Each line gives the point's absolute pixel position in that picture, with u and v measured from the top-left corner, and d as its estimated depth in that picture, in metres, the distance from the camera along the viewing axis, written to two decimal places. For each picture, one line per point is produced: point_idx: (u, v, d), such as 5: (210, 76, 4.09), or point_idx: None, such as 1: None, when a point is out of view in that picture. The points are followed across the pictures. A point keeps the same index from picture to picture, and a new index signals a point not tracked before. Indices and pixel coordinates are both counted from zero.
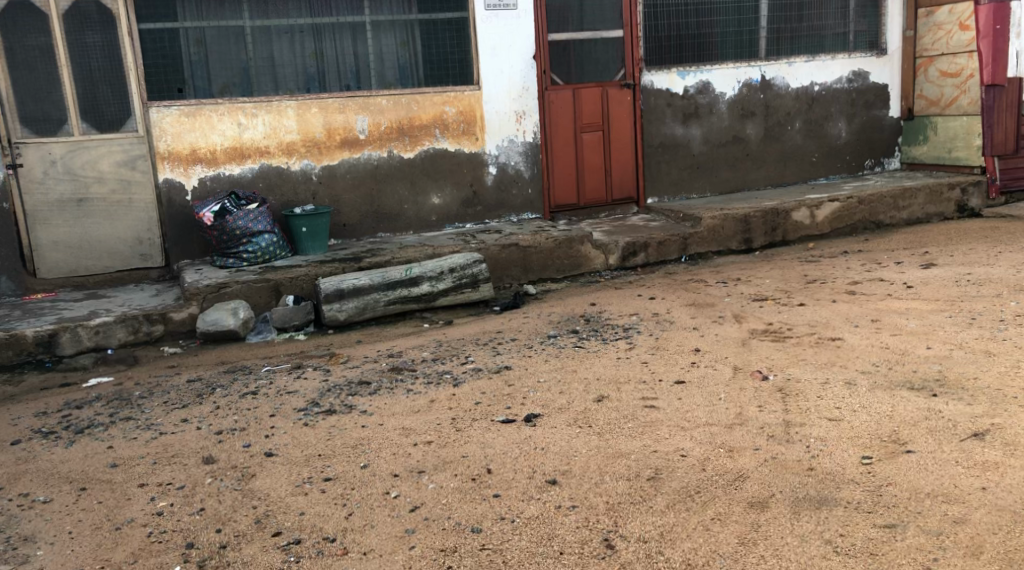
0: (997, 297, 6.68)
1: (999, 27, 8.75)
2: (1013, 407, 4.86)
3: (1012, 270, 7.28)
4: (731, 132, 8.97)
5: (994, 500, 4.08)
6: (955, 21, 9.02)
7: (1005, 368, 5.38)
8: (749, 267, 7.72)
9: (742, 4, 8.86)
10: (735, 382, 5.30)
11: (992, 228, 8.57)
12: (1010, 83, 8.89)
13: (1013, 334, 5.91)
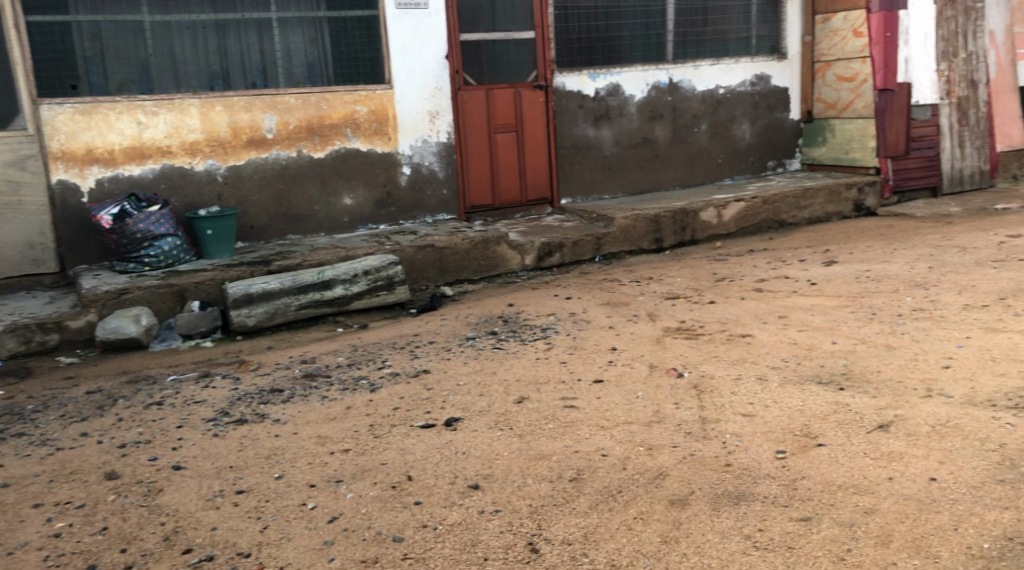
0: (895, 293, 6.86)
1: (888, 35, 9.06)
2: (914, 399, 4.98)
3: (908, 267, 7.50)
4: (642, 134, 9.04)
5: (902, 489, 4.16)
6: (849, 28, 9.25)
7: (905, 361, 5.53)
8: (662, 266, 7.78)
9: (649, 8, 8.96)
10: (651, 380, 5.32)
11: (889, 226, 8.82)
12: (901, 88, 9.21)
13: (911, 328, 6.08)
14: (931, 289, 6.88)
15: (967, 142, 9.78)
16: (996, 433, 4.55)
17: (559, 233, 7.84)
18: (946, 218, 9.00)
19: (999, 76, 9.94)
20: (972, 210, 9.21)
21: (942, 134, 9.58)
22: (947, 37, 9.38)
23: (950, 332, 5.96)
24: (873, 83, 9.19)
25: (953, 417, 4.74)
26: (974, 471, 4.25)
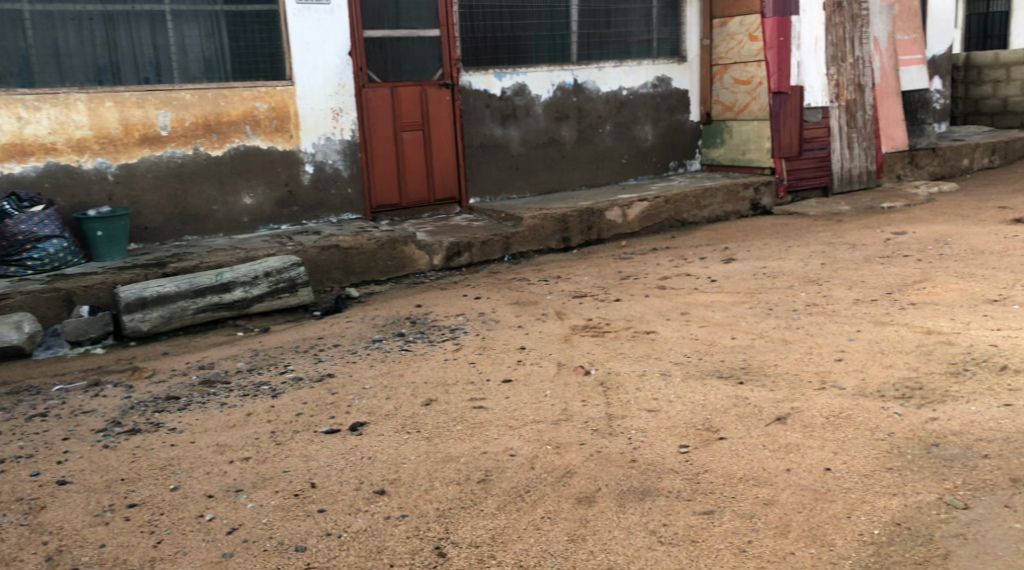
0: (791, 288, 7.04)
1: (782, 39, 9.22)
2: (810, 391, 5.12)
3: (802, 263, 7.70)
4: (548, 134, 9.07)
5: (798, 480, 4.26)
6: (745, 32, 9.45)
7: (801, 354, 5.67)
8: (568, 265, 7.82)
9: (553, 9, 9.00)
10: (559, 379, 5.34)
11: (784, 225, 9.05)
12: (793, 91, 9.44)
13: (806, 323, 6.24)
14: (824, 284, 7.08)
15: (855, 143, 10.08)
16: (886, 423, 4.70)
17: (467, 233, 7.82)
18: (838, 216, 9.28)
19: (882, 81, 10.23)
20: (862, 208, 9.52)
21: (832, 136, 9.87)
22: (836, 42, 9.66)
23: (842, 326, 6.13)
24: (767, 86, 9.36)
25: (846, 409, 4.88)
26: (866, 461, 4.39)
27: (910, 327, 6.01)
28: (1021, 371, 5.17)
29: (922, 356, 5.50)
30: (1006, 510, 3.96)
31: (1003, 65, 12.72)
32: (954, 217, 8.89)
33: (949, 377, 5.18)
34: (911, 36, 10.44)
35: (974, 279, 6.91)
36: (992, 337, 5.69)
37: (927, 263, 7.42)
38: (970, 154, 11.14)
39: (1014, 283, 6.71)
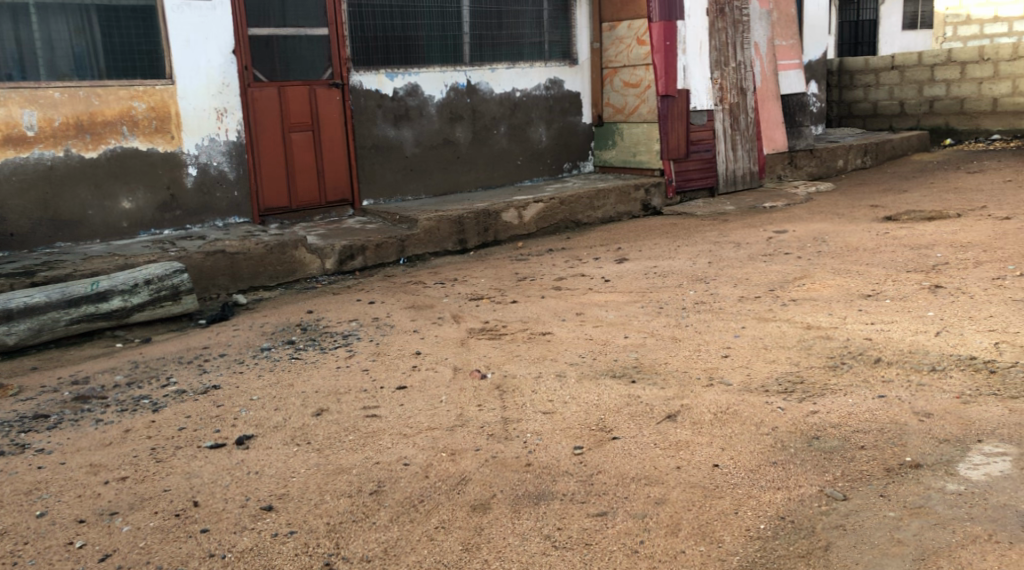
0: (680, 287, 7.15)
1: (668, 44, 9.38)
2: (699, 388, 5.20)
3: (690, 262, 7.82)
4: (441, 135, 9.00)
5: (688, 477, 4.31)
6: (633, 36, 9.60)
7: (690, 352, 5.75)
8: (464, 267, 7.77)
9: (445, 9, 8.94)
10: (455, 383, 5.28)
11: (673, 224, 9.19)
12: (680, 95, 9.56)
13: (694, 320, 6.34)
14: (711, 282, 7.21)
15: (738, 144, 10.32)
16: (770, 417, 4.80)
17: (360, 237, 7.69)
18: (724, 216, 9.47)
19: (763, 84, 10.54)
20: (746, 207, 9.74)
21: (717, 137, 10.07)
22: (719, 47, 9.85)
23: (727, 323, 6.26)
24: (655, 89, 9.49)
25: (733, 404, 4.97)
26: (752, 455, 4.47)
27: (790, 322, 6.18)
28: (894, 364, 5.36)
29: (803, 351, 5.65)
30: (882, 499, 4.08)
31: (873, 71, 13.16)
32: (832, 216, 9.17)
33: (828, 371, 5.34)
34: (787, 42, 11.04)
35: (850, 275, 7.14)
36: (867, 331, 5.89)
37: (807, 260, 7.64)
38: (844, 155, 11.46)
39: (887, 278, 6.96)
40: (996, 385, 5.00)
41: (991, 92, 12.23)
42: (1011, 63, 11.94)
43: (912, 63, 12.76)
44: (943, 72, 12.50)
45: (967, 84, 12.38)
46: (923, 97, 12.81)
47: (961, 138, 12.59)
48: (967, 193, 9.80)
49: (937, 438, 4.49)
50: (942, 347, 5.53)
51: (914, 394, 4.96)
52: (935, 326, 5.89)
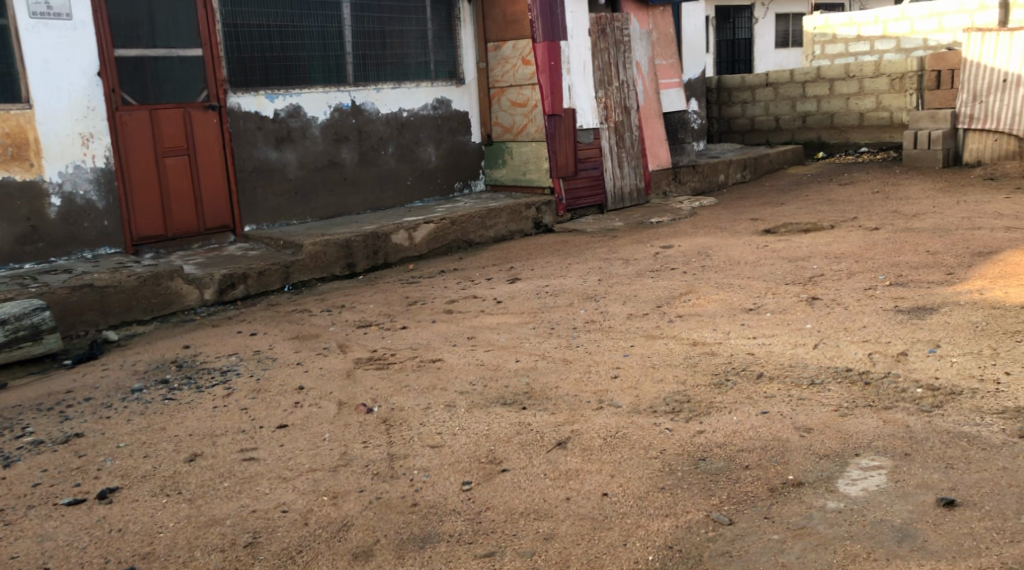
0: (570, 306, 7.12)
1: (553, 64, 9.40)
2: (589, 412, 5.16)
3: (582, 280, 7.81)
4: (327, 156, 8.81)
5: (577, 509, 4.25)
6: (518, 56, 9.59)
7: (580, 374, 5.71)
8: (353, 292, 7.59)
9: (326, 29, 8.74)
10: (339, 419, 5.12)
11: (564, 242, 9.19)
12: (566, 114, 9.63)
13: (585, 341, 6.31)
14: (601, 300, 7.21)
15: (625, 161, 10.39)
16: (658, 440, 4.79)
17: (241, 264, 7.44)
18: (614, 232, 9.51)
19: (646, 103, 10.63)
20: (634, 223, 9.81)
21: (604, 155, 10.14)
22: (602, 66, 9.98)
23: (617, 341, 6.25)
24: (542, 108, 9.51)
25: (622, 428, 4.94)
26: (640, 482, 4.43)
27: (677, 339, 6.21)
28: (775, 378, 5.43)
29: (689, 369, 5.67)
30: (766, 521, 4.08)
31: (749, 87, 13.73)
32: (715, 230, 9.33)
33: (713, 389, 5.36)
34: (668, 61, 11.04)
35: (733, 289, 7.24)
36: (750, 345, 5.97)
37: (692, 275, 7.71)
38: (725, 169, 11.66)
39: (767, 291, 7.08)
40: (871, 396, 5.12)
41: (858, 107, 12.66)
42: (874, 80, 12.37)
43: (785, 80, 13.30)
44: (813, 88, 13.01)
45: (835, 100, 12.84)
46: (796, 112, 13.33)
47: (833, 152, 13.07)
48: (840, 205, 10.09)
49: (818, 453, 4.55)
50: (819, 360, 5.64)
51: (795, 409, 5.03)
52: (814, 339, 6.01)
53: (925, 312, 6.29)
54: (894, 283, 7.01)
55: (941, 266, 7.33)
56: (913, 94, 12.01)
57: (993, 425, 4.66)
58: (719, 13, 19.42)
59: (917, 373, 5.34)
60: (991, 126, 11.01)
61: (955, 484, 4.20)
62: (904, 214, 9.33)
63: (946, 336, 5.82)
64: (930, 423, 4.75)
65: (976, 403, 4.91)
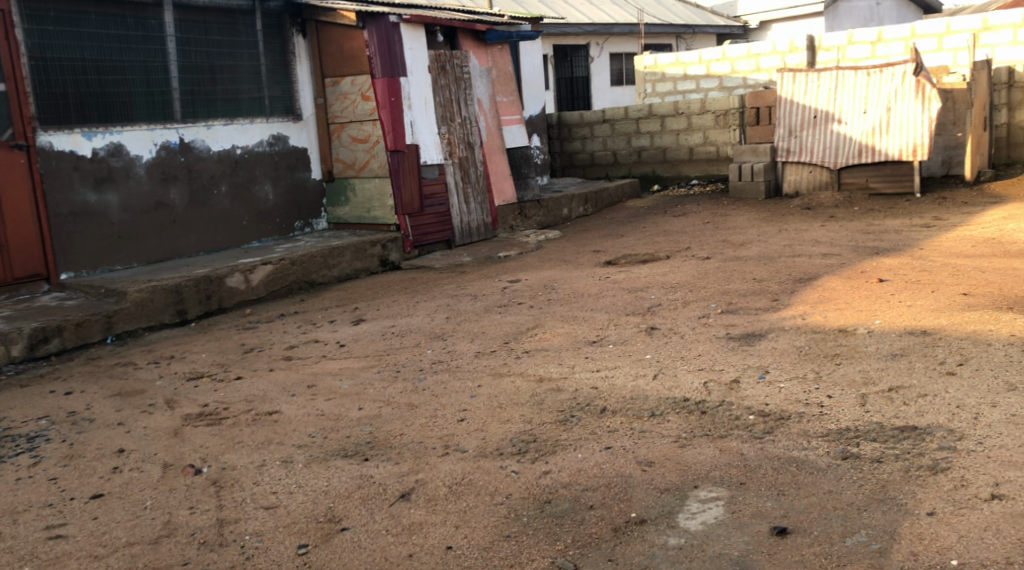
0: (417, 346, 6.95)
1: (394, 99, 9.34)
2: (434, 459, 5.00)
3: (429, 319, 7.66)
4: (153, 197, 8.41)
5: (418, 566, 4.08)
6: (357, 92, 9.49)
7: (425, 419, 5.53)
8: (183, 341, 7.21)
9: (148, 64, 8.33)
10: (162, 484, 4.80)
11: (411, 280, 9.02)
12: (409, 150, 9.51)
13: (431, 383, 6.14)
14: (449, 339, 7.08)
15: (471, 197, 10.30)
16: (504, 483, 4.68)
17: (56, 316, 6.97)
18: (461, 267, 9.41)
19: (488, 138, 10.64)
20: (482, 258, 9.72)
21: (449, 191, 10.03)
22: (444, 103, 9.93)
23: (464, 382, 6.11)
24: (384, 144, 9.38)
25: (468, 473, 4.81)
26: (484, 531, 4.30)
27: (524, 376, 6.12)
28: (618, 412, 5.40)
29: (535, 407, 5.58)
30: (610, 565, 4.02)
31: (587, 124, 14.00)
32: (560, 263, 9.37)
33: (558, 426, 5.29)
34: (508, 98, 11.21)
35: (576, 322, 7.24)
36: (594, 379, 5.94)
37: (538, 309, 7.68)
38: (568, 204, 11.76)
39: (609, 322, 7.12)
40: (708, 425, 5.16)
41: (687, 142, 13.11)
42: (701, 117, 12.87)
43: (620, 116, 13.66)
44: (646, 124, 13.40)
45: (667, 135, 13.28)
46: (632, 147, 13.67)
47: (666, 184, 13.45)
48: (676, 236, 10.33)
49: (658, 488, 4.53)
50: (659, 391, 5.66)
51: (636, 442, 5.01)
52: (653, 369, 6.04)
53: (755, 339, 6.43)
54: (726, 311, 7.16)
55: (768, 293, 7.55)
56: (736, 130, 12.59)
57: (819, 449, 4.78)
58: (557, 52, 19.25)
59: (749, 400, 5.42)
60: (805, 159, 11.60)
61: (786, 512, 4.25)
62: (732, 244, 9.62)
63: (774, 362, 5.96)
64: (763, 449, 4.82)
65: (803, 427, 5.03)
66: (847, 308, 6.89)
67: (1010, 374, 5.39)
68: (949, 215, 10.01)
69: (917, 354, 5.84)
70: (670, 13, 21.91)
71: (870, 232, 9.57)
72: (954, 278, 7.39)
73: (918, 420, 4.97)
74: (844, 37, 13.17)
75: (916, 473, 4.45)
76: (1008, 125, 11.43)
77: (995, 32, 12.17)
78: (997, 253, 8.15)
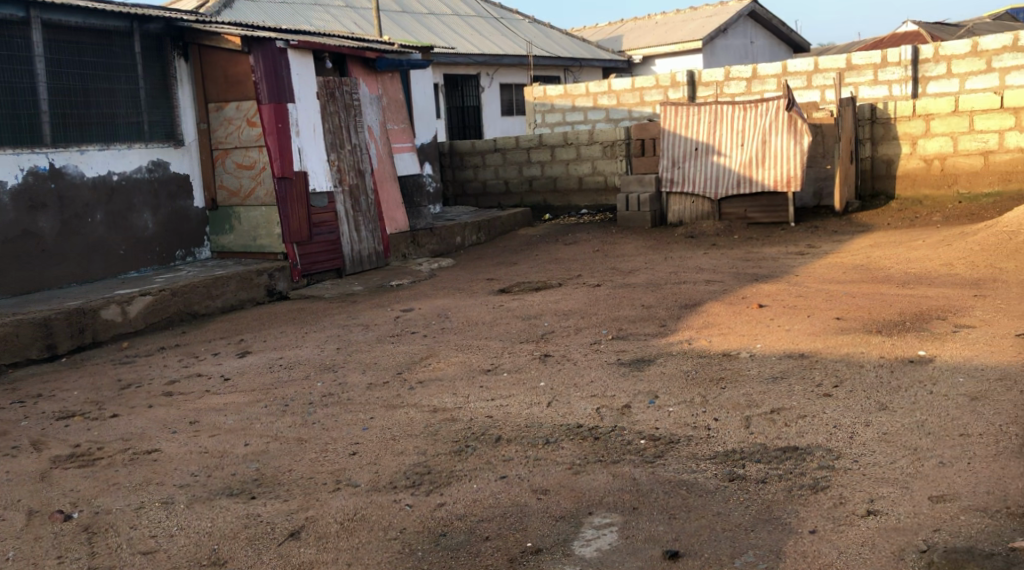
0: (307, 380, 6.71)
1: (281, 125, 9.12)
2: (324, 495, 4.79)
3: (318, 350, 7.43)
4: (20, 226, 7.97)
5: None
6: (242, 118, 9.24)
7: (315, 454, 5.31)
8: (53, 378, 6.82)
9: (14, 85, 7.89)
10: (26, 533, 4.48)
11: (300, 310, 8.76)
12: (297, 177, 9.30)
13: (321, 417, 5.92)
14: (339, 371, 6.86)
15: (361, 225, 10.09)
16: (397, 518, 4.50)
17: None
18: (351, 296, 9.20)
19: (379, 166, 10.48)
20: (374, 287, 9.53)
21: (339, 220, 9.80)
22: (333, 130, 9.74)
23: (356, 415, 5.91)
24: (272, 170, 9.15)
25: (360, 509, 4.61)
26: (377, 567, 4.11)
27: (418, 407, 5.95)
28: (513, 441, 5.29)
29: (429, 438, 5.42)
30: None
31: (479, 153, 13.96)
32: (451, 291, 9.24)
33: (453, 456, 5.14)
34: (399, 126, 11.07)
35: (470, 350, 7.11)
36: (489, 409, 5.81)
37: (432, 339, 7.53)
38: (461, 232, 11.65)
39: (503, 350, 7.01)
40: (600, 451, 5.08)
41: (577, 172, 13.20)
42: (588, 147, 12.99)
43: (511, 145, 13.66)
44: (537, 154, 13.43)
45: (557, 165, 13.34)
46: (523, 176, 13.68)
47: (557, 214, 13.47)
48: (567, 263, 10.33)
49: (554, 516, 4.43)
50: (553, 418, 5.57)
51: (531, 471, 4.90)
52: (547, 397, 5.95)
53: (644, 364, 6.42)
54: (616, 337, 7.14)
55: (655, 318, 7.56)
56: (624, 161, 12.73)
57: (707, 471, 4.75)
58: (448, 81, 19.24)
59: (640, 425, 5.38)
60: (687, 190, 11.75)
61: (677, 535, 4.19)
62: (620, 271, 9.66)
63: (663, 387, 5.94)
64: (653, 473, 4.76)
65: (692, 450, 5.00)
66: (729, 332, 6.95)
67: (882, 394, 5.48)
68: (821, 242, 10.30)
69: (796, 376, 5.89)
70: (559, 46, 22.18)
71: (749, 259, 9.74)
72: (829, 302, 7.54)
73: (799, 440, 5.00)
74: (721, 71, 13.52)
75: (798, 492, 4.47)
76: (873, 158, 11.72)
77: (859, 73, 12.87)
78: (867, 278, 8.37)
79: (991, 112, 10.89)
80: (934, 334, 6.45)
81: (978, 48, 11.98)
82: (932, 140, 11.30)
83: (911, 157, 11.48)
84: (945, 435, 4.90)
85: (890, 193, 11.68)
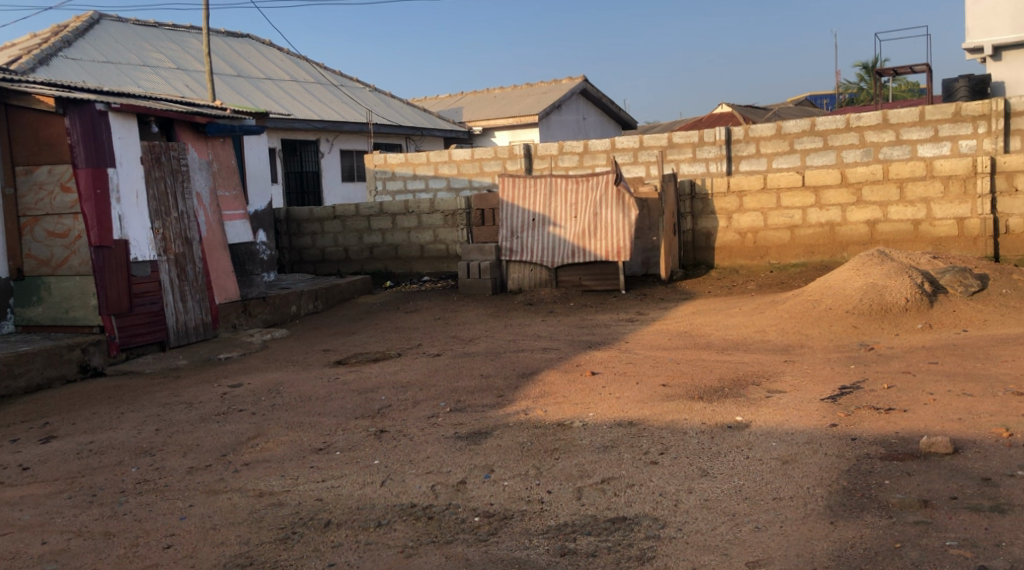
0: (119, 465, 6.14)
1: (100, 192, 8.55)
2: None
3: (134, 432, 6.86)
4: None
5: None
6: (55, 182, 8.66)
7: (122, 550, 4.80)
8: None
9: None
10: None
11: (116, 387, 8.13)
12: (117, 246, 8.68)
13: (133, 507, 5.39)
14: (157, 455, 6.32)
15: (188, 295, 9.46)
16: None
17: None
18: (173, 371, 8.62)
19: (208, 234, 9.94)
20: (199, 361, 8.96)
21: (163, 290, 9.16)
22: (158, 196, 9.21)
23: (172, 503, 5.41)
24: (88, 239, 8.55)
25: None
26: None
27: (242, 492, 5.51)
28: (343, 525, 4.92)
29: (254, 525, 4.99)
30: None
31: (318, 220, 13.59)
32: (283, 364, 8.79)
33: (277, 545, 4.74)
34: (231, 193, 10.62)
35: (302, 429, 6.68)
36: (318, 491, 5.42)
37: (260, 416, 7.07)
38: (296, 301, 11.17)
39: (337, 428, 6.63)
40: (434, 531, 4.79)
41: (417, 240, 13.02)
42: (429, 216, 12.88)
43: (351, 213, 13.38)
44: (378, 221, 13.20)
45: (398, 233, 13.13)
46: (363, 244, 13.38)
47: (398, 281, 13.17)
48: (405, 332, 10.04)
49: None
50: (385, 498, 5.24)
51: (361, 556, 4.57)
52: (381, 476, 5.61)
53: (480, 437, 6.18)
54: (453, 409, 6.88)
55: (494, 389, 7.35)
56: (463, 230, 12.65)
57: (539, 547, 4.53)
58: (286, 146, 18.83)
59: (475, 501, 5.12)
60: (526, 258, 11.68)
61: None
62: (458, 340, 9.45)
63: (499, 460, 5.70)
64: (487, 552, 4.51)
65: (525, 525, 4.77)
66: (564, 402, 6.80)
67: (704, 460, 5.41)
68: (649, 310, 10.40)
69: (625, 445, 5.77)
70: (399, 115, 22.12)
71: (583, 327, 9.70)
72: (656, 369, 7.53)
73: (626, 511, 4.85)
74: (554, 146, 13.62)
75: (625, 565, 4.32)
76: (694, 230, 11.93)
77: (679, 150, 13.20)
78: (689, 345, 8.44)
79: (794, 189, 11.41)
80: (751, 399, 6.49)
81: (782, 131, 12.48)
82: (746, 215, 11.68)
83: (727, 230, 11.79)
84: (760, 499, 4.86)
85: (711, 262, 11.93)
